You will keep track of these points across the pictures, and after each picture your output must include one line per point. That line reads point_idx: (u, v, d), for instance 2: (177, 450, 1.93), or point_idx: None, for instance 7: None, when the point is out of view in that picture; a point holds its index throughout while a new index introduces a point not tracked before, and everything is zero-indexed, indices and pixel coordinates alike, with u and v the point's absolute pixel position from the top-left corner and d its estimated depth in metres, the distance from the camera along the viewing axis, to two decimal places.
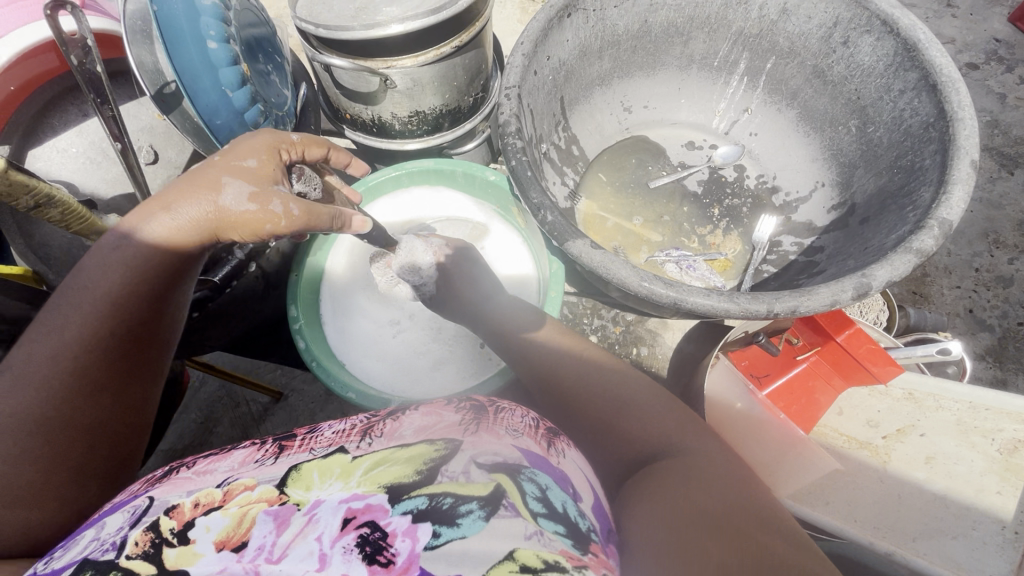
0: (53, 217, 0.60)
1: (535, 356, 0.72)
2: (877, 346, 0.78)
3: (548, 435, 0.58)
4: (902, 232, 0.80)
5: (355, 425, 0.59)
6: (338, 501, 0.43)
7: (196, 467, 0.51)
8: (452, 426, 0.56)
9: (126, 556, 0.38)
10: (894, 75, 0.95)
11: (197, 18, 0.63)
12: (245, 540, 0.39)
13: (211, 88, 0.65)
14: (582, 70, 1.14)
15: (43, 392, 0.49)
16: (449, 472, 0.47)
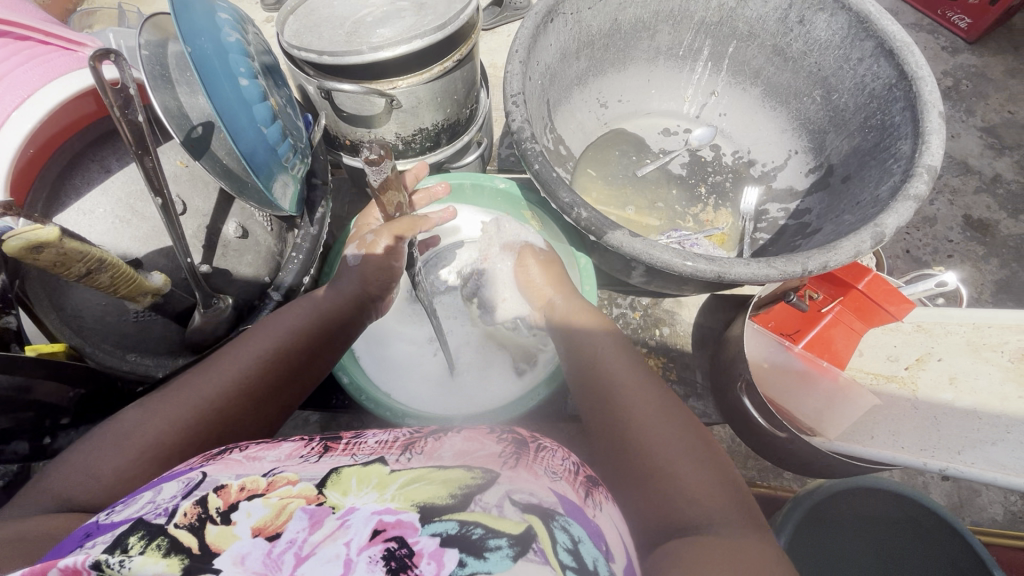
0: (103, 282, 0.56)
1: (601, 386, 0.66)
2: (892, 287, 0.87)
3: (587, 483, 0.51)
4: (894, 183, 0.89)
5: (397, 437, 0.54)
6: (371, 511, 0.39)
7: (246, 451, 0.50)
8: (493, 455, 0.49)
9: (174, 524, 0.38)
10: (851, 45, 1.05)
11: (227, 56, 0.64)
12: (280, 531, 0.37)
13: (250, 124, 0.65)
14: (564, 71, 1.17)
15: (199, 405, 0.59)
16: (482, 502, 0.41)
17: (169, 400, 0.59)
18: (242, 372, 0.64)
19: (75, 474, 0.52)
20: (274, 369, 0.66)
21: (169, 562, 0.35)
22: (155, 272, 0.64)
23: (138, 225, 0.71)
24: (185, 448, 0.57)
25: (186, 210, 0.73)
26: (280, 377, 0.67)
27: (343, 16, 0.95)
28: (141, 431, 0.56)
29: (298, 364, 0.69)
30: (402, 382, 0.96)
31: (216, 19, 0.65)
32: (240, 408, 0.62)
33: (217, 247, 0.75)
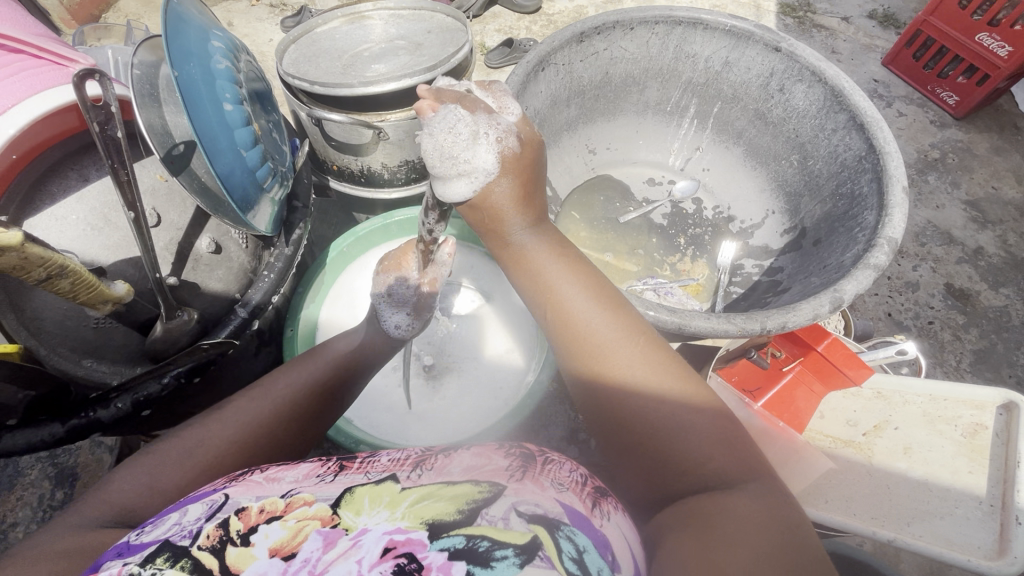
0: (63, 288, 0.58)
1: (603, 371, 0.57)
2: (850, 352, 0.91)
3: (594, 493, 0.50)
4: (857, 251, 0.92)
5: (411, 454, 0.54)
6: (383, 531, 0.40)
7: (266, 473, 0.50)
8: (500, 470, 0.49)
9: (197, 547, 0.39)
10: (826, 116, 1.10)
11: (213, 82, 0.68)
12: (295, 551, 0.38)
13: (228, 147, 0.68)
14: (553, 117, 1.21)
15: (253, 429, 0.63)
16: (489, 515, 0.42)
17: (224, 421, 0.63)
18: (291, 397, 0.69)
19: (134, 487, 0.55)
20: (320, 399, 0.72)
21: None
22: (120, 281, 0.65)
23: (110, 234, 0.73)
24: (236, 467, 0.60)
25: (159, 223, 0.75)
26: (322, 405, 0.72)
27: (342, 49, 0.99)
28: (199, 451, 0.59)
29: (337, 390, 0.74)
30: (364, 407, 0.96)
31: (207, 48, 0.70)
32: (289, 435, 0.67)
33: (187, 259, 0.77)
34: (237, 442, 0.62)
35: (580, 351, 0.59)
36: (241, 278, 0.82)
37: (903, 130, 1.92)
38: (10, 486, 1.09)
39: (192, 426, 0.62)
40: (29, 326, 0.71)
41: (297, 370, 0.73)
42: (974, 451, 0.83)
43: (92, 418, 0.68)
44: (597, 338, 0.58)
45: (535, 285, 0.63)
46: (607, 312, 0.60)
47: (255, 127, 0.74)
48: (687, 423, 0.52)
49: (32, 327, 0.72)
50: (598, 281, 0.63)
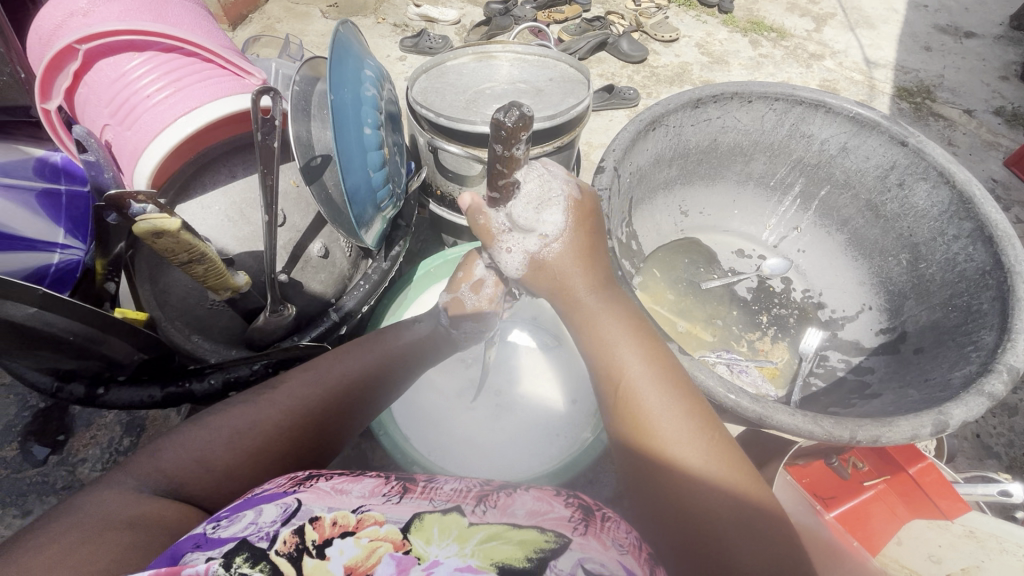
0: (198, 272, 0.63)
1: (643, 426, 0.57)
2: (945, 480, 0.82)
3: (652, 561, 0.48)
4: (970, 372, 0.85)
5: (472, 487, 0.54)
6: (454, 567, 0.40)
7: (334, 483, 0.51)
8: (563, 520, 0.48)
9: (276, 552, 0.40)
10: (949, 220, 1.03)
11: (360, 108, 0.73)
12: (370, 572, 0.39)
13: (359, 167, 0.73)
14: (653, 174, 1.21)
15: (298, 414, 0.65)
16: (556, 568, 0.41)
17: (270, 407, 0.64)
18: (341, 386, 0.70)
19: (184, 458, 0.58)
20: (367, 393, 0.72)
21: None
22: (242, 271, 0.70)
23: (242, 227, 0.80)
24: (277, 454, 0.62)
25: (284, 224, 0.80)
26: (368, 400, 0.72)
27: (468, 85, 1.05)
28: (247, 433, 0.61)
29: (383, 386, 0.74)
30: (423, 425, 0.97)
31: (360, 75, 0.76)
32: (332, 424, 0.68)
33: (298, 260, 0.82)
34: (281, 425, 0.63)
35: (624, 401, 0.59)
36: (337, 283, 0.87)
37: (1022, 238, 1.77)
38: (87, 426, 1.18)
39: (247, 403, 0.64)
40: (156, 296, 0.79)
41: (346, 357, 0.73)
42: None
43: (186, 389, 0.74)
44: (645, 397, 0.58)
45: (592, 328, 0.65)
46: (652, 368, 0.61)
47: (384, 150, 0.79)
48: (750, 527, 0.50)
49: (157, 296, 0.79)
50: (641, 321, 0.67)
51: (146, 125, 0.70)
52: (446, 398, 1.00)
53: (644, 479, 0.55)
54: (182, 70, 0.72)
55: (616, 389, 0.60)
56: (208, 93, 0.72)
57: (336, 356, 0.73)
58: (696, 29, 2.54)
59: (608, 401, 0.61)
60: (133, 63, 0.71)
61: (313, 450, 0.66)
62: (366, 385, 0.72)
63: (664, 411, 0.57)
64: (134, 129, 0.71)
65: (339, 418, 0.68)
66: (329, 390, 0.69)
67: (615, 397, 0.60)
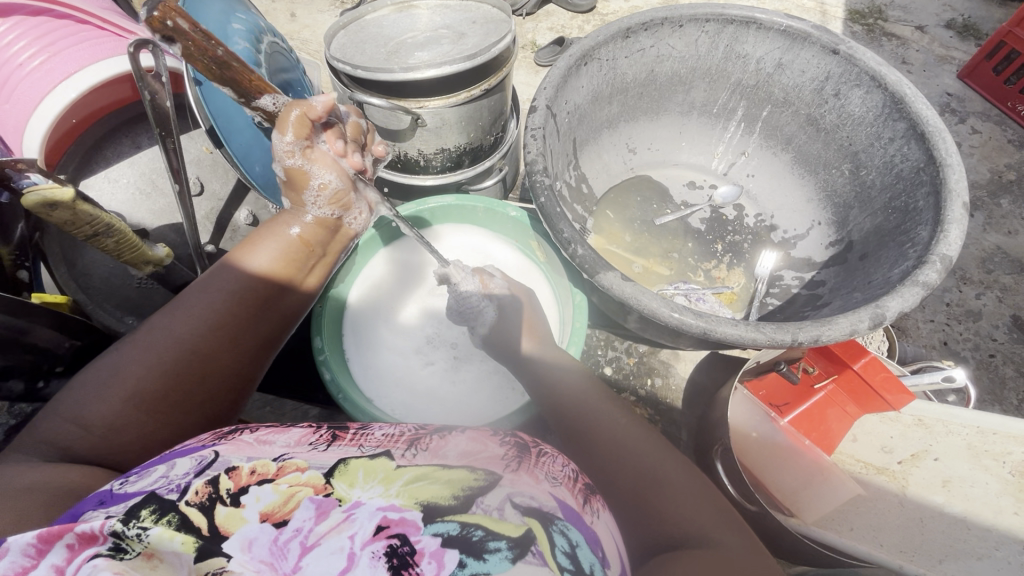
0: (108, 247, 0.62)
1: (574, 417, 0.66)
2: (890, 374, 0.84)
3: (585, 491, 0.53)
4: (906, 267, 0.87)
5: (404, 431, 0.55)
6: (376, 507, 0.41)
7: (257, 434, 0.49)
8: (496, 458, 0.51)
9: (184, 503, 0.39)
10: (884, 124, 1.04)
11: (230, 63, 0.70)
12: (287, 518, 0.39)
13: (246, 126, 0.71)
14: (594, 113, 1.20)
15: (166, 348, 0.59)
16: (483, 504, 0.43)
17: (134, 349, 0.58)
18: (224, 306, 0.64)
19: (63, 423, 0.53)
20: (243, 301, 0.66)
21: (184, 541, 0.36)
22: (160, 244, 0.69)
23: (156, 199, 0.82)
24: (163, 392, 0.57)
25: (203, 192, 0.79)
26: (253, 309, 0.66)
27: (389, 36, 1.02)
28: (116, 377, 0.56)
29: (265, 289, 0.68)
30: (386, 387, 0.97)
31: (227, 30, 0.72)
32: (215, 343, 0.62)
33: (225, 231, 0.80)
34: (158, 361, 0.58)
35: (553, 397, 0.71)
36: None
37: (976, 148, 1.80)
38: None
39: (112, 352, 0.59)
40: (78, 282, 0.79)
41: (218, 276, 0.66)
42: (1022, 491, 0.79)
43: None
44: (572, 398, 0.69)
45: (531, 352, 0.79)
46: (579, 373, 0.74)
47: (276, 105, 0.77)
48: (670, 483, 0.55)
49: (80, 282, 0.80)
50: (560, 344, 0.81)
51: (26, 95, 0.67)
52: (405, 357, 1.00)
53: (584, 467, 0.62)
54: (54, 34, 0.69)
55: (549, 394, 0.71)
56: (87, 54, 0.69)
57: (212, 276, 0.67)
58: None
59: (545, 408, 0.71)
60: (4, 30, 0.68)
61: (207, 379, 0.61)
62: (254, 298, 0.67)
63: (588, 399, 0.68)
64: (12, 102, 0.68)
65: (220, 334, 0.63)
66: (209, 310, 0.63)
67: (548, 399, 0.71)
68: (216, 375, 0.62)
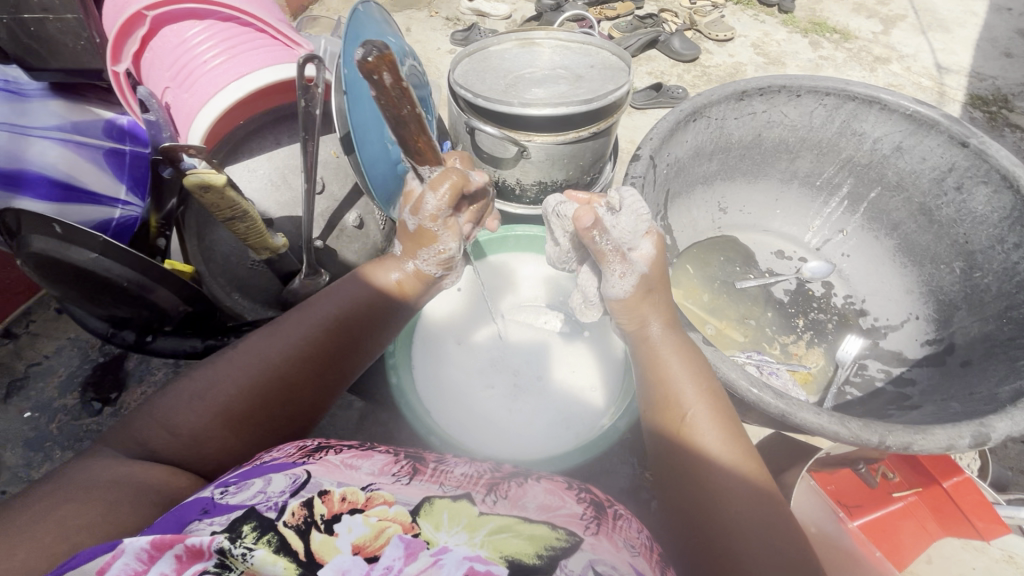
0: (240, 230, 0.67)
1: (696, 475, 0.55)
2: (983, 499, 0.78)
3: (660, 563, 0.51)
4: (1020, 386, 0.80)
5: (481, 473, 0.56)
6: (463, 555, 0.41)
7: (343, 457, 0.52)
8: (575, 517, 0.50)
9: (283, 523, 0.41)
10: (1009, 227, 0.97)
11: (377, 81, 0.76)
12: (377, 554, 0.41)
13: (378, 140, 0.76)
14: (692, 168, 1.20)
15: (257, 369, 0.61)
16: (566, 570, 0.42)
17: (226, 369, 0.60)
18: (317, 336, 0.65)
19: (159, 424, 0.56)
20: (335, 333, 0.66)
21: (285, 565, 0.39)
22: (281, 233, 0.74)
23: (284, 192, 0.85)
24: (245, 414, 0.59)
25: (323, 191, 0.84)
26: (339, 347, 0.66)
27: (509, 69, 1.06)
28: (207, 394, 0.58)
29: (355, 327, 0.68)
30: (442, 397, 0.99)
31: None
32: (298, 376, 0.63)
33: (334, 228, 0.86)
34: (246, 379, 0.60)
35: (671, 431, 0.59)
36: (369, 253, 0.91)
37: None
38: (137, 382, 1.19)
39: (209, 363, 0.62)
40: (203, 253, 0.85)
41: (320, 302, 0.68)
42: None
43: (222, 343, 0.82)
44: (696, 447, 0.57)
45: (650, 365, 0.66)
46: (699, 377, 0.63)
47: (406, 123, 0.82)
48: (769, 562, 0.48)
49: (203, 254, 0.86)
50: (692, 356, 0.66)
51: (205, 88, 0.75)
52: (468, 371, 1.03)
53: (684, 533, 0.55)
54: (238, 38, 0.78)
55: (667, 427, 0.60)
56: (261, 61, 0.77)
57: (316, 301, 0.68)
58: (753, 29, 2.46)
59: (654, 440, 0.61)
60: (197, 32, 0.78)
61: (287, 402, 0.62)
62: (346, 330, 0.67)
63: (717, 450, 0.56)
64: (191, 92, 0.77)
65: (307, 368, 0.63)
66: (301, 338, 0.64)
67: (662, 431, 0.60)
68: (296, 398, 0.63)
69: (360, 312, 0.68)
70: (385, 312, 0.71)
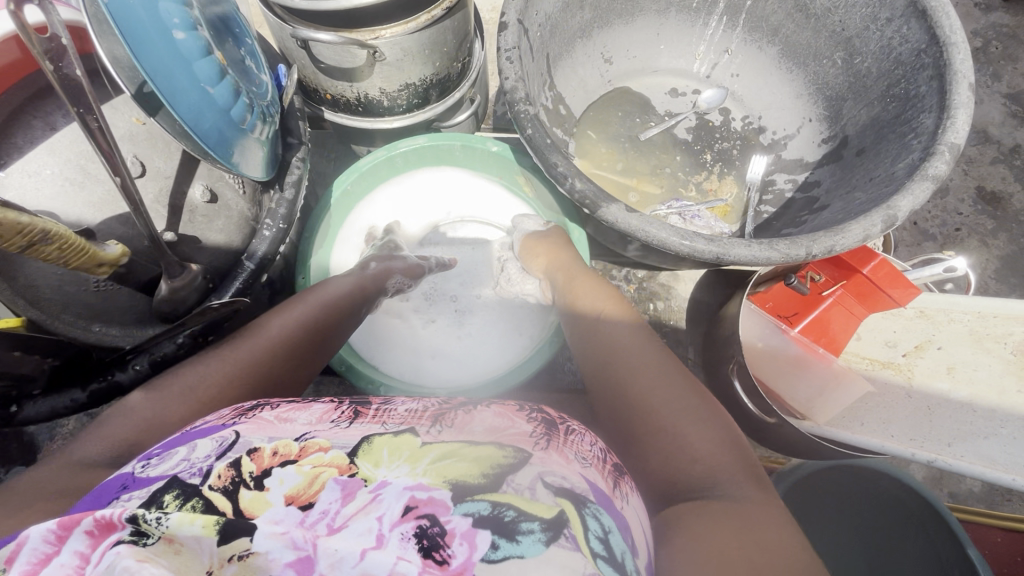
0: (51, 255, 0.52)
1: (609, 352, 0.67)
2: (895, 270, 0.84)
3: (614, 473, 0.52)
4: (912, 160, 0.84)
5: (426, 408, 0.58)
6: (404, 486, 0.43)
7: (278, 413, 0.54)
8: (525, 435, 0.52)
9: (208, 487, 0.41)
10: (881, 3, 0.97)
11: (156, 7, 0.58)
12: (313, 500, 0.41)
13: (189, 87, 0.60)
14: (565, 23, 1.08)
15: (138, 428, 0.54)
16: (514, 483, 0.44)
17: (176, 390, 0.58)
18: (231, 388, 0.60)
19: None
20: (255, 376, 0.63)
21: (205, 525, 0.38)
22: (113, 241, 0.59)
23: (93, 189, 0.61)
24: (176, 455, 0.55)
25: (145, 172, 0.68)
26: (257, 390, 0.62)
27: None
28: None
29: (278, 373, 0.65)
30: (403, 364, 0.95)
31: None
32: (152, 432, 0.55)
33: (182, 212, 0.70)
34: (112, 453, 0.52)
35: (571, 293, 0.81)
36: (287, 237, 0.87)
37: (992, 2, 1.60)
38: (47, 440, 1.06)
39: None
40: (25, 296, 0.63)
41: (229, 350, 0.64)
42: None
43: (111, 382, 0.66)
44: (614, 336, 0.69)
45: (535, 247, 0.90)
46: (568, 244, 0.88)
47: (219, 58, 0.65)
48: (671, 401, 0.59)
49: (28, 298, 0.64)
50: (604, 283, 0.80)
51: None
52: (418, 329, 0.98)
53: (624, 369, 0.65)
54: None
55: (572, 292, 0.81)
56: None
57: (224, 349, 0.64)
58: None
59: (584, 336, 0.73)
60: None
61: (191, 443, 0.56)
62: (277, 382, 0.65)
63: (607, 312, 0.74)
64: None
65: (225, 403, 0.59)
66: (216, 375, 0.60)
67: (573, 305, 0.79)
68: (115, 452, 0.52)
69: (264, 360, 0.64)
70: (303, 361, 0.69)
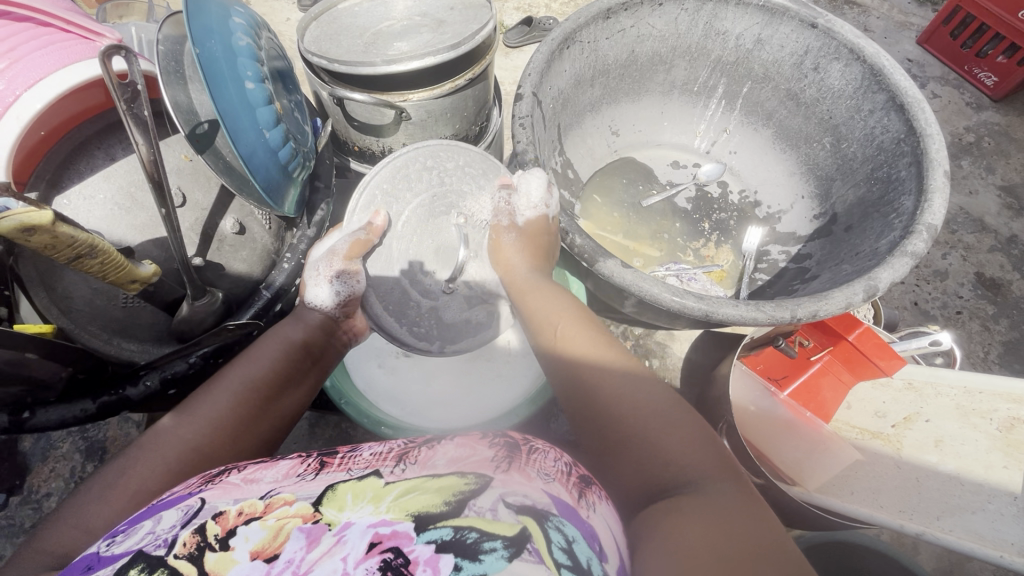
0: (92, 268, 0.57)
1: (627, 407, 0.56)
2: (882, 341, 0.87)
3: (579, 484, 0.49)
4: (893, 238, 0.89)
5: (392, 448, 0.53)
6: (367, 525, 0.39)
7: (245, 473, 0.48)
8: (485, 460, 0.48)
9: (172, 555, 0.36)
10: (864, 96, 1.06)
11: (234, 61, 0.67)
12: (278, 551, 0.36)
13: (251, 128, 0.67)
14: (577, 97, 1.18)
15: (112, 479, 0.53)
16: (476, 506, 0.40)
17: (162, 439, 0.58)
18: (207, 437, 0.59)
19: None
20: (229, 421, 0.61)
21: None
22: (147, 261, 0.65)
23: (137, 213, 0.69)
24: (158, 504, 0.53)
25: (185, 203, 0.75)
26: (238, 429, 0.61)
27: (363, 27, 0.97)
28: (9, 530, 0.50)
29: (252, 414, 0.63)
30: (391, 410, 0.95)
31: (228, 25, 0.69)
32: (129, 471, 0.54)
33: (212, 240, 0.77)
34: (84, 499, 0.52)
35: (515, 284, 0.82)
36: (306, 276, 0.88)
37: (980, 105, 1.72)
38: (43, 460, 1.06)
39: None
40: (60, 306, 0.69)
41: (203, 398, 0.63)
42: (1009, 446, 0.80)
43: (121, 396, 0.69)
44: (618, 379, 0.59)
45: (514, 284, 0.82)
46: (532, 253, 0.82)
47: (276, 106, 0.73)
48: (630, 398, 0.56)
49: (63, 308, 0.70)
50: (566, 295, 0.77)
51: None
52: (403, 379, 0.99)
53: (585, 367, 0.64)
54: (16, 39, 0.59)
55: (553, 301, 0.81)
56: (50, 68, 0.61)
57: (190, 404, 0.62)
58: None
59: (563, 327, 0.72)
60: None
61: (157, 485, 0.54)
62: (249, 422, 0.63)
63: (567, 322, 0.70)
64: None
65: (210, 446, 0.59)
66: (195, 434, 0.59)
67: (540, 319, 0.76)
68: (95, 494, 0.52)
69: (237, 406, 0.62)
70: (280, 391, 0.67)
